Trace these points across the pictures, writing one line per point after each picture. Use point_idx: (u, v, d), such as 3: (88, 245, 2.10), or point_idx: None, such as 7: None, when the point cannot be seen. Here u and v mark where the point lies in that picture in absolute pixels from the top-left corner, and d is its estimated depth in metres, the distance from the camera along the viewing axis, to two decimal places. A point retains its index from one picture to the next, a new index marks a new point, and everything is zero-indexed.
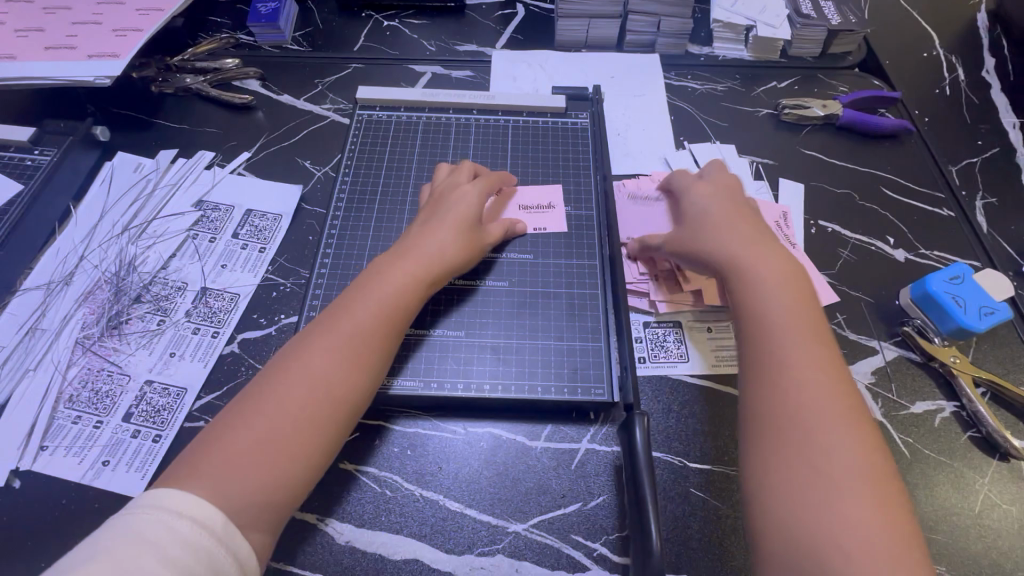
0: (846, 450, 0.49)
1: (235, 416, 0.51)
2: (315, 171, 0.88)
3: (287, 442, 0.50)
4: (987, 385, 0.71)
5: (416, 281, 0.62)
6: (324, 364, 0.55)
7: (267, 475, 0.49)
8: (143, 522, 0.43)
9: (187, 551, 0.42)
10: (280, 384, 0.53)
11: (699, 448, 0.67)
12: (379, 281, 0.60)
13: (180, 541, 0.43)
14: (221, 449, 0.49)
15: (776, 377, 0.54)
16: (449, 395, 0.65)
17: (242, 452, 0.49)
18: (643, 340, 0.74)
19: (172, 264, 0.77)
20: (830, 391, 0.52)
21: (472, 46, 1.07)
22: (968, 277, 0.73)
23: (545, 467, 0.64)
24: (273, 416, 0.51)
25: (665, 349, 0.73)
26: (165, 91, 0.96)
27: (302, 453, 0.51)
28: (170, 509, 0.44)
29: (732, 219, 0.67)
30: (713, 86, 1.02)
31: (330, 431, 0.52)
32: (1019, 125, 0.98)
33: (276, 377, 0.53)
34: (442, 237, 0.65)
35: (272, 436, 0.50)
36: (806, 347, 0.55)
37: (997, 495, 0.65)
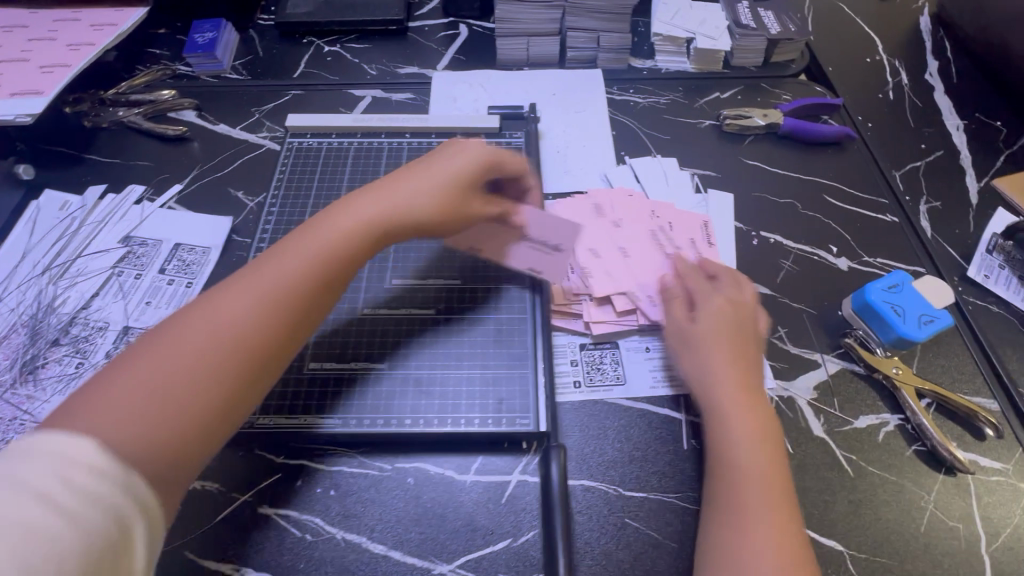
0: (756, 505, 0.54)
1: (143, 352, 0.49)
2: (247, 201, 0.86)
3: (192, 379, 0.48)
4: (931, 396, 0.69)
5: (367, 231, 0.61)
6: (243, 323, 0.52)
7: (168, 418, 0.46)
8: (58, 473, 0.39)
9: (102, 517, 0.39)
10: (190, 322, 0.51)
11: (635, 475, 0.64)
12: (320, 231, 0.60)
13: (95, 505, 0.39)
14: (109, 394, 0.45)
15: (724, 468, 0.57)
16: (372, 431, 0.63)
17: (133, 403, 0.45)
18: (578, 363, 0.71)
19: (95, 304, 0.75)
20: (766, 489, 0.55)
21: (413, 68, 1.06)
22: (906, 285, 0.72)
23: (473, 502, 0.62)
24: (175, 368, 0.48)
25: (602, 371, 0.71)
26: (98, 125, 0.94)
27: (218, 396, 0.49)
28: (97, 466, 0.41)
29: (719, 311, 0.67)
30: (655, 100, 1.00)
31: (253, 379, 0.52)
32: (962, 127, 0.97)
33: (181, 327, 0.50)
34: (423, 187, 0.65)
35: (176, 389, 0.47)
36: (752, 444, 0.58)
37: (943, 512, 0.62)
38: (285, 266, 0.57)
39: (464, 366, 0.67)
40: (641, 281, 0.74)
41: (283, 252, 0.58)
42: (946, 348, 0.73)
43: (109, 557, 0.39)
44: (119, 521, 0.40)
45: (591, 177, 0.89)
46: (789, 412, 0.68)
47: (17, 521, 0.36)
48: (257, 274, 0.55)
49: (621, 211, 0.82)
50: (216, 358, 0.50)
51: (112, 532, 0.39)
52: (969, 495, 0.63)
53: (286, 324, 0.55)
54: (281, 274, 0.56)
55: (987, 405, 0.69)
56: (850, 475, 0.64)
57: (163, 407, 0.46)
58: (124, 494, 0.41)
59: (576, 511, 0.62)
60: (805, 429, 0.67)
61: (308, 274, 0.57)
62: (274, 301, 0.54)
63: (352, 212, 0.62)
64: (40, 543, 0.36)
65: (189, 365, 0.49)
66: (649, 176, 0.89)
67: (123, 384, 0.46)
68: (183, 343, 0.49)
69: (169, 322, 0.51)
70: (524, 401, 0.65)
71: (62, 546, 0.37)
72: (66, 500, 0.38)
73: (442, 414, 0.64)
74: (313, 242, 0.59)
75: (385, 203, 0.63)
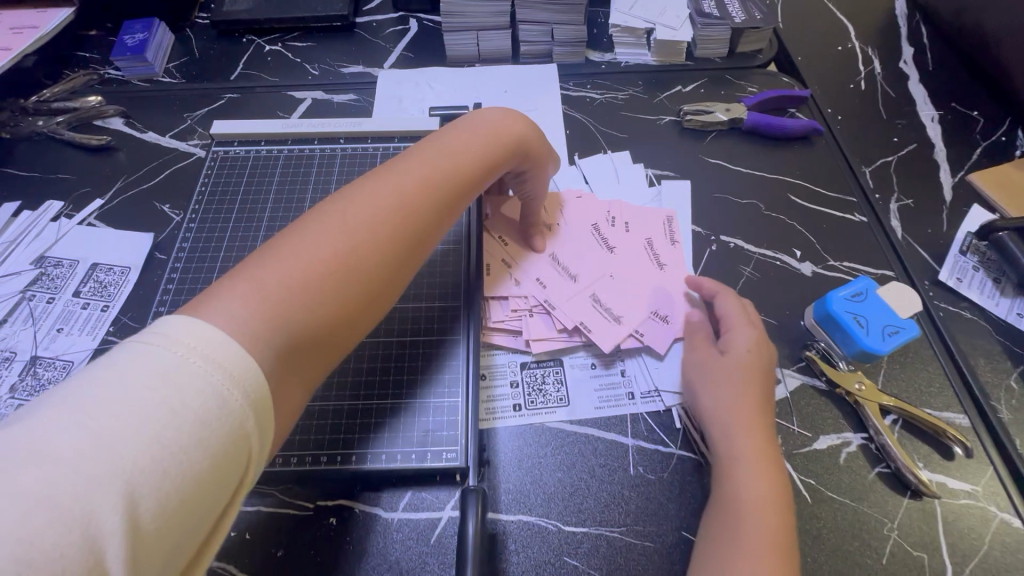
0: (756, 534, 0.51)
1: (281, 256, 0.45)
2: (172, 215, 0.81)
3: (312, 280, 0.45)
4: (896, 412, 0.64)
5: (467, 157, 0.60)
6: (402, 235, 0.52)
7: (289, 311, 0.43)
8: (171, 379, 0.34)
9: (223, 428, 0.35)
10: (326, 226, 0.49)
11: (576, 508, 0.59)
12: (423, 160, 0.58)
13: (226, 417, 0.35)
14: (252, 289, 0.42)
15: (730, 484, 0.55)
16: (289, 469, 0.58)
17: (291, 302, 0.43)
18: (519, 386, 0.67)
19: (1, 332, 0.70)
20: (771, 516, 0.52)
21: (358, 67, 0.99)
22: (870, 293, 0.67)
23: (400, 542, 0.57)
24: (308, 266, 0.45)
25: (544, 393, 0.66)
26: (17, 136, 0.88)
27: (317, 301, 0.45)
28: (227, 371, 0.36)
29: (757, 341, 0.64)
30: (612, 95, 0.94)
31: (355, 284, 0.48)
32: (937, 118, 0.92)
33: (345, 231, 0.48)
34: (489, 132, 0.64)
35: (328, 293, 0.45)
36: (765, 468, 0.55)
37: (907, 541, 0.58)
38: (429, 186, 0.55)
39: (391, 394, 0.62)
40: (578, 292, 0.70)
41: (416, 174, 0.56)
42: (914, 359, 0.68)
43: (231, 462, 0.35)
44: (242, 432, 0.36)
45: None
46: None
47: (96, 432, 0.32)
48: (410, 189, 0.54)
49: (561, 216, 0.77)
50: (376, 270, 0.49)
51: (229, 438, 0.35)
52: (935, 521, 0.59)
53: (422, 243, 0.54)
54: (421, 197, 0.54)
55: (956, 421, 0.64)
56: (809, 502, 0.60)
57: (311, 310, 0.44)
58: (252, 408, 0.36)
59: (510, 551, 0.57)
60: None
61: (439, 200, 0.56)
62: (416, 225, 0.53)
63: (444, 149, 0.60)
64: (135, 448, 0.32)
65: (356, 273, 0.48)
66: (600, 179, 0.84)
67: (292, 282, 0.44)
68: (346, 249, 0.48)
69: (307, 227, 0.48)
70: (453, 432, 0.60)
71: (171, 450, 0.33)
72: (164, 409, 0.33)
73: (364, 449, 0.59)
74: (438, 168, 0.57)
75: (467, 140, 0.61)
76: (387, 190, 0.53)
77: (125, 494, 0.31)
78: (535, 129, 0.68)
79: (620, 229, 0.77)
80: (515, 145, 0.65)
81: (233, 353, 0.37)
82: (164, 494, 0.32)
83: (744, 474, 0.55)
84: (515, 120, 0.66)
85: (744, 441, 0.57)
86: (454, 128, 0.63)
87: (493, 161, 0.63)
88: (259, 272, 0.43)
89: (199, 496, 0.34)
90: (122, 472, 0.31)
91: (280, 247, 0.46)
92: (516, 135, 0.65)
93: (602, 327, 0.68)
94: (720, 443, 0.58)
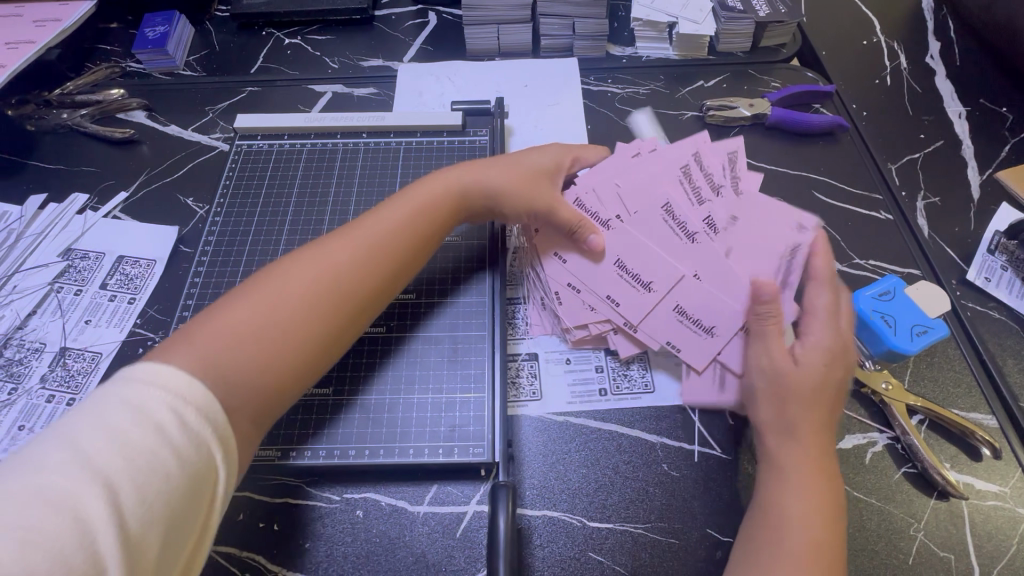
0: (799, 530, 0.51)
1: (230, 316, 0.49)
2: (196, 209, 0.81)
3: (258, 342, 0.48)
4: (923, 412, 0.63)
5: (437, 204, 0.64)
6: (333, 285, 0.54)
7: (237, 370, 0.46)
8: (133, 404, 0.39)
9: (187, 437, 0.39)
10: (277, 287, 0.52)
11: (601, 504, 0.59)
12: (390, 210, 0.62)
13: (187, 428, 0.39)
14: (202, 350, 0.45)
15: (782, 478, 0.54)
16: (318, 463, 0.59)
17: (220, 356, 0.46)
18: (572, 379, 0.67)
19: (31, 323, 0.71)
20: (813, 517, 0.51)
21: (378, 61, 0.99)
22: (898, 293, 0.66)
23: (426, 535, 0.58)
24: (252, 329, 0.49)
25: (629, 379, 0.66)
26: (43, 129, 0.88)
27: (262, 359, 0.48)
28: (182, 394, 0.40)
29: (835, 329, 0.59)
30: (634, 90, 0.94)
31: (303, 342, 0.51)
32: (965, 114, 0.90)
33: (294, 293, 0.52)
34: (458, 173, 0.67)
35: (274, 351, 0.49)
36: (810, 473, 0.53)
37: (934, 542, 0.57)
38: (364, 240, 0.58)
39: (418, 392, 0.62)
40: (664, 292, 0.64)
41: (351, 233, 0.59)
42: (940, 359, 0.68)
43: (199, 465, 0.39)
44: (205, 442, 0.40)
45: None
46: None
47: (77, 449, 0.36)
48: (358, 240, 0.58)
49: (619, 202, 0.66)
50: (304, 318, 0.52)
51: (199, 449, 0.40)
52: (962, 523, 0.58)
53: (363, 289, 0.56)
54: (356, 249, 0.57)
55: (984, 422, 0.64)
56: None
57: (240, 361, 0.47)
58: (205, 419, 0.41)
59: (535, 546, 0.57)
60: None
61: (380, 249, 0.59)
62: (350, 274, 0.56)
63: (383, 208, 0.63)
64: (111, 457, 0.36)
65: (283, 324, 0.50)
66: None
67: (219, 341, 0.47)
68: (274, 304, 0.51)
69: (244, 292, 0.52)
70: (480, 428, 0.60)
71: (142, 456, 0.37)
72: (133, 422, 0.38)
73: (392, 443, 0.60)
74: (374, 225, 0.60)
75: (408, 197, 0.64)
76: (319, 250, 0.56)
77: (107, 494, 0.35)
78: (493, 162, 0.68)
79: (688, 195, 0.67)
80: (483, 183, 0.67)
81: (186, 383, 0.41)
82: (145, 493, 0.36)
83: (788, 477, 0.53)
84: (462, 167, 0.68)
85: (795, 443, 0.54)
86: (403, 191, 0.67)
87: (439, 210, 0.64)
88: (189, 335, 0.47)
89: (179, 498, 0.37)
90: (101, 476, 0.35)
91: (217, 312, 0.49)
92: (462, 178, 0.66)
93: (696, 331, 0.64)
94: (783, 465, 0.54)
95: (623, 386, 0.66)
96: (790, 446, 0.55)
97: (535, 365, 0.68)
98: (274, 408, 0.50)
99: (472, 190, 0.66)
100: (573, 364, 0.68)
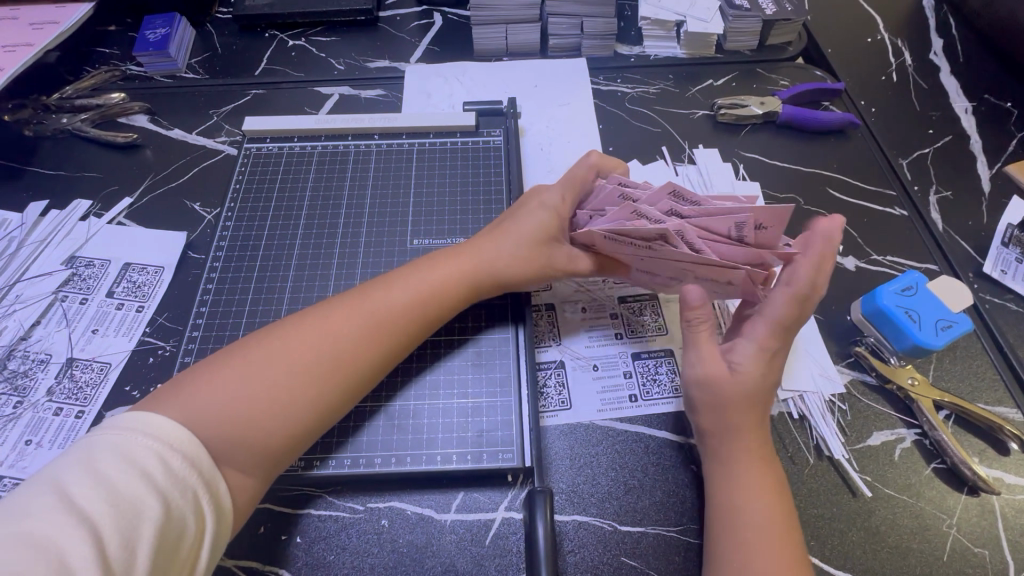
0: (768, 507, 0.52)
1: (228, 373, 0.50)
2: (204, 214, 0.79)
3: (254, 407, 0.49)
4: (949, 407, 0.63)
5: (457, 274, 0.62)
6: (324, 350, 0.54)
7: (229, 431, 0.48)
8: (125, 452, 0.42)
9: (173, 484, 0.42)
10: (275, 347, 0.53)
11: (632, 507, 0.58)
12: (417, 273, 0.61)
13: (173, 473, 0.43)
14: (202, 407, 0.48)
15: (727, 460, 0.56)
16: (342, 472, 0.57)
17: (202, 414, 0.47)
18: (598, 385, 0.65)
19: (35, 333, 0.69)
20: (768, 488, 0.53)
21: (385, 62, 0.98)
22: (920, 287, 0.66)
23: (454, 544, 0.56)
24: (247, 393, 0.50)
25: (658, 383, 0.65)
26: (42, 135, 0.86)
27: (257, 421, 0.49)
28: (169, 441, 0.44)
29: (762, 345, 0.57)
30: (644, 89, 0.93)
31: (296, 408, 0.51)
32: (971, 109, 0.91)
33: (290, 356, 0.52)
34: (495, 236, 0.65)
35: (266, 416, 0.50)
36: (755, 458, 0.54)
37: (967, 537, 0.57)
38: (366, 315, 0.57)
39: (443, 398, 0.61)
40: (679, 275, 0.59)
41: (353, 302, 0.58)
42: (963, 353, 0.68)
43: (182, 511, 0.42)
44: (192, 489, 0.43)
45: None
46: (797, 433, 0.63)
47: (68, 494, 0.39)
48: (370, 310, 0.57)
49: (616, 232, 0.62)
50: (288, 380, 0.51)
51: (187, 497, 0.43)
52: (993, 517, 0.58)
53: (356, 359, 0.55)
54: (354, 319, 0.56)
55: (1010, 416, 0.64)
56: (867, 498, 0.59)
57: (219, 420, 0.48)
58: (193, 464, 0.44)
59: (567, 552, 0.56)
60: (817, 451, 0.61)
61: (383, 327, 0.57)
62: (343, 346, 0.54)
63: (393, 279, 0.61)
64: (98, 501, 0.39)
65: (265, 384, 0.50)
66: (714, 165, 0.84)
67: (203, 399, 0.48)
68: (261, 364, 0.51)
69: (238, 349, 0.53)
70: (507, 432, 0.59)
71: (126, 500, 0.40)
72: (121, 468, 0.41)
73: (417, 451, 0.58)
74: (379, 298, 0.58)
75: (419, 269, 0.62)
76: (317, 315, 0.56)
77: (94, 538, 0.38)
78: (510, 221, 0.65)
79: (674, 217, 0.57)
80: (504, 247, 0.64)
81: (177, 433, 0.44)
82: (130, 536, 0.39)
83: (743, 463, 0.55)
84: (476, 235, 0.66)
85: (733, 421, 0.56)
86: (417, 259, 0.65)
87: (448, 284, 0.61)
88: (179, 390, 0.49)
89: (164, 543, 0.40)
90: (91, 520, 0.38)
91: (207, 368, 0.51)
92: (473, 248, 0.64)
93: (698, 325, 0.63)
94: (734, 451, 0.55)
95: (648, 385, 0.65)
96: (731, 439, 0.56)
97: (562, 373, 0.66)
98: (262, 463, 0.50)
99: (482, 260, 0.63)
100: (601, 370, 0.66)
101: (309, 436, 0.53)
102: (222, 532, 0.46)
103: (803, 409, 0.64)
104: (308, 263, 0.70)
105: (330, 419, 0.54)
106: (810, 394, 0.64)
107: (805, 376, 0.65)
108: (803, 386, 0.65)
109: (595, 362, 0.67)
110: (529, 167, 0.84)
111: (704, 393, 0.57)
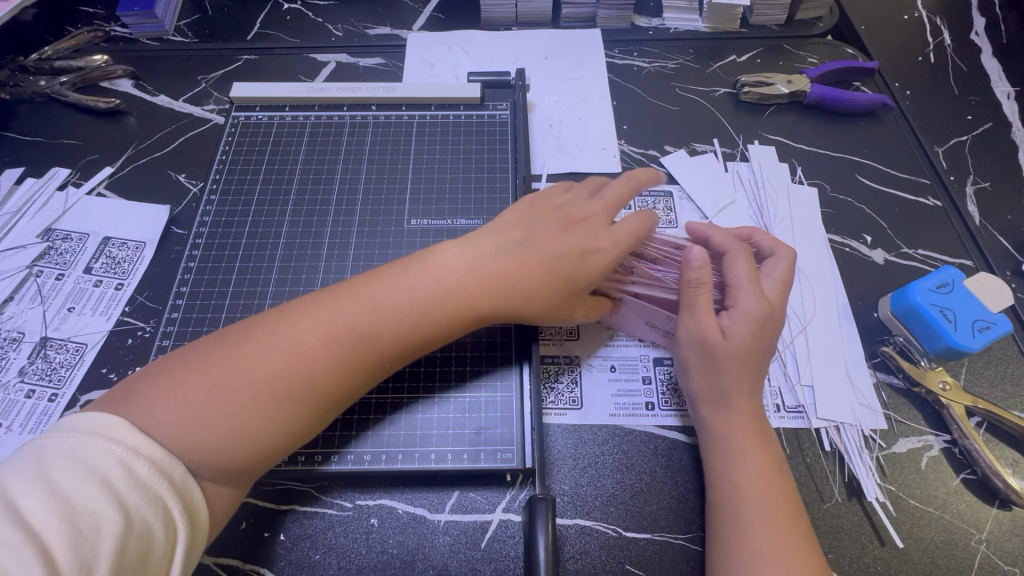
0: (762, 504, 0.49)
1: (190, 389, 0.44)
2: (190, 186, 0.74)
3: (222, 429, 0.44)
4: (981, 414, 0.59)
5: (461, 291, 0.53)
6: (299, 376, 0.47)
7: (196, 449, 0.43)
8: (83, 459, 0.38)
9: (138, 493, 0.39)
10: (245, 366, 0.46)
11: (638, 512, 0.54)
12: (410, 282, 0.53)
13: (138, 481, 0.39)
14: (161, 424, 0.42)
15: (721, 444, 0.53)
16: (330, 468, 0.54)
17: (165, 430, 0.42)
18: (617, 389, 0.61)
19: (7, 310, 0.65)
20: (769, 482, 0.50)
21: (385, 28, 0.91)
22: (957, 284, 0.61)
23: (448, 546, 0.53)
24: (211, 413, 0.44)
25: (680, 394, 0.60)
26: (18, 98, 0.81)
27: (230, 443, 0.44)
28: (134, 447, 0.40)
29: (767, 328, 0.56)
30: (662, 64, 0.87)
31: (270, 437, 0.46)
32: (1014, 94, 0.84)
33: (262, 377, 0.46)
34: (512, 248, 0.56)
35: (235, 438, 0.44)
36: (753, 453, 0.52)
37: (997, 554, 0.53)
38: (351, 338, 0.49)
39: (437, 389, 0.57)
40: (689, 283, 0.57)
41: (332, 321, 0.49)
42: (997, 356, 0.63)
43: (150, 523, 0.38)
44: (161, 497, 0.40)
45: (590, 154, 0.78)
46: (815, 440, 0.59)
47: (15, 506, 0.35)
48: (353, 327, 0.49)
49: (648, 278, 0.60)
50: (255, 404, 0.45)
51: (153, 503, 0.39)
52: None
53: (337, 389, 0.48)
54: (336, 341, 0.49)
55: None
56: (889, 510, 0.55)
57: (182, 439, 0.43)
58: (160, 471, 0.40)
59: (568, 558, 0.52)
60: (838, 459, 0.57)
61: (365, 363, 0.50)
62: (324, 375, 0.48)
63: (384, 290, 0.52)
64: (51, 517, 0.35)
65: (233, 405, 0.45)
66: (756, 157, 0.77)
67: (164, 415, 0.43)
68: (228, 382, 0.45)
69: (198, 357, 0.47)
70: (507, 430, 0.56)
71: (84, 516, 0.36)
72: (79, 478, 0.37)
73: (410, 446, 0.54)
74: (364, 321, 0.50)
75: (416, 287, 0.52)
76: (294, 331, 0.48)
77: (43, 555, 0.34)
78: (550, 260, 0.55)
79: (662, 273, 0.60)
80: (511, 268, 0.54)
81: (141, 436, 0.41)
82: (85, 554, 0.35)
83: (738, 454, 0.52)
84: (502, 257, 0.55)
85: (731, 415, 0.53)
86: (413, 262, 0.54)
87: (447, 312, 0.52)
88: (138, 396, 0.44)
89: (126, 559, 0.36)
90: (40, 536, 0.34)
91: (167, 379, 0.45)
92: (496, 279, 0.54)
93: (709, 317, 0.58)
94: (734, 450, 0.52)
95: (670, 393, 0.61)
96: (722, 429, 0.53)
97: (576, 372, 0.62)
98: (236, 476, 0.45)
99: (495, 288, 0.54)
100: (620, 372, 0.62)
101: (279, 456, 0.48)
102: (195, 542, 0.42)
103: (840, 438, 0.58)
104: (298, 242, 0.65)
105: (305, 440, 0.49)
106: (849, 426, 0.59)
107: (842, 395, 0.61)
108: (842, 415, 0.59)
109: (612, 363, 0.62)
110: (538, 146, 0.79)
111: (698, 355, 0.55)
